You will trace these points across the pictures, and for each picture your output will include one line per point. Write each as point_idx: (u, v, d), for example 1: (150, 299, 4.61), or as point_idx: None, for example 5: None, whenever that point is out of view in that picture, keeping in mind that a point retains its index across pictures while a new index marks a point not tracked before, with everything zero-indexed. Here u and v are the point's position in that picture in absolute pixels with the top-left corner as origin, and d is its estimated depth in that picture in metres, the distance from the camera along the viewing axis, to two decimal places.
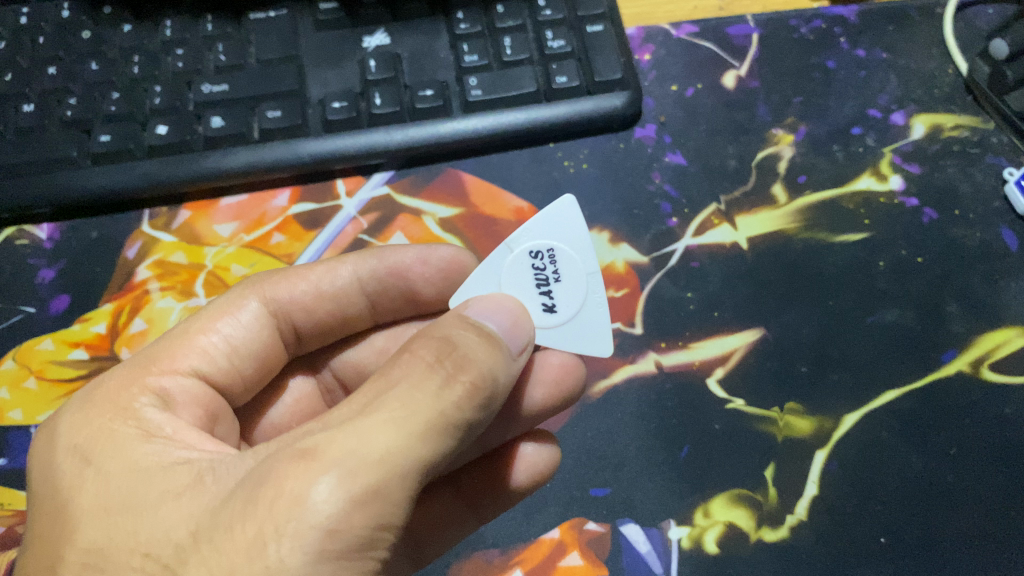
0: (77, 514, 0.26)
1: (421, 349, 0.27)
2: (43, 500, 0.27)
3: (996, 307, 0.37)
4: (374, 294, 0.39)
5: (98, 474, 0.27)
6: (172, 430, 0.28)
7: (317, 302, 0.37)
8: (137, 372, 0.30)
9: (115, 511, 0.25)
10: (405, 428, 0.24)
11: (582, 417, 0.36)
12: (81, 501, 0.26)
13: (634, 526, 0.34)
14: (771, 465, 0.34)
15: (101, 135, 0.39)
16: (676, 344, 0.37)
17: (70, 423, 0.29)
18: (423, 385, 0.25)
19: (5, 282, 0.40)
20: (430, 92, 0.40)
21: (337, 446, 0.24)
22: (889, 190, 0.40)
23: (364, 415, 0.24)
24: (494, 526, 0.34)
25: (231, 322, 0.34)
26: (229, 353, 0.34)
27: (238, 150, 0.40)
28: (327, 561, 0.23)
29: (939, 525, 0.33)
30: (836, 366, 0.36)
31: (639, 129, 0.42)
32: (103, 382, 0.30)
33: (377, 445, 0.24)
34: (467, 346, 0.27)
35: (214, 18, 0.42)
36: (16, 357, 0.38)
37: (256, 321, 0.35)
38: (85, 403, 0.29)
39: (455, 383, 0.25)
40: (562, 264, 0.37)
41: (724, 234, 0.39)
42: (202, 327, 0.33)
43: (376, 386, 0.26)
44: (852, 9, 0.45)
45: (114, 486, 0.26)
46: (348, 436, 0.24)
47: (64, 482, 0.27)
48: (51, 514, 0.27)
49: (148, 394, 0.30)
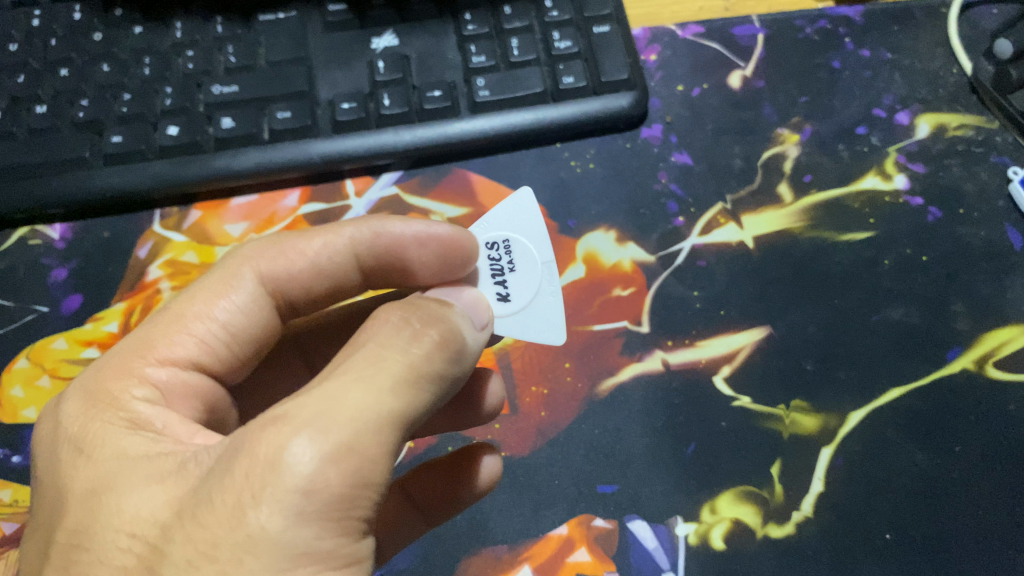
0: (68, 501, 0.26)
1: (389, 313, 0.28)
2: (45, 492, 0.27)
3: (1001, 305, 0.38)
4: (369, 267, 0.36)
5: (88, 460, 0.27)
6: (161, 424, 0.28)
7: (314, 278, 0.35)
8: (133, 359, 0.30)
9: (100, 496, 0.25)
10: (373, 380, 0.25)
11: (589, 413, 0.36)
12: (70, 488, 0.26)
13: (641, 522, 0.34)
14: (777, 462, 0.35)
15: (113, 136, 0.40)
16: (682, 342, 0.37)
17: (69, 414, 0.29)
18: (391, 343, 0.26)
19: (18, 281, 0.40)
20: (438, 93, 0.41)
21: (307, 409, 0.24)
22: (894, 189, 0.40)
23: (334, 376, 0.25)
24: (502, 523, 0.35)
25: (228, 305, 0.33)
26: (226, 338, 0.32)
27: (248, 151, 0.40)
28: (309, 521, 0.23)
29: (944, 522, 0.33)
30: (841, 364, 0.36)
31: (645, 129, 0.43)
32: (102, 371, 0.30)
33: (349, 401, 0.24)
34: (432, 309, 0.28)
35: (224, 20, 0.42)
36: (29, 356, 0.38)
37: (253, 302, 0.33)
38: (83, 392, 0.29)
39: (422, 338, 0.27)
40: (518, 256, 0.37)
41: (729, 233, 0.40)
42: (201, 313, 0.32)
43: (346, 351, 0.26)
44: (856, 9, 0.45)
45: (100, 471, 0.26)
46: (318, 395, 0.24)
47: (57, 470, 0.27)
48: (45, 501, 0.27)
49: (142, 384, 0.30)
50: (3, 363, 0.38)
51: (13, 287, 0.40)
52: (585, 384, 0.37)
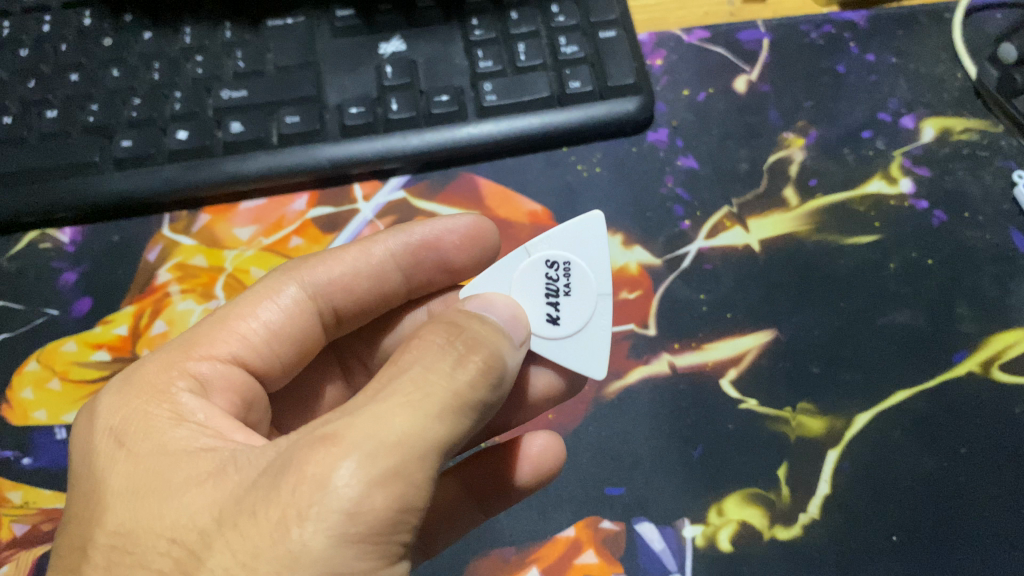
0: (108, 494, 0.26)
1: (434, 336, 0.28)
2: (80, 479, 0.28)
3: (1006, 308, 0.38)
4: (409, 270, 0.38)
5: (129, 458, 0.27)
6: (205, 417, 0.29)
7: (355, 282, 0.37)
8: (171, 357, 0.31)
9: (143, 491, 0.26)
10: (421, 407, 0.25)
11: (597, 416, 0.37)
12: (110, 484, 0.27)
13: (649, 524, 0.34)
14: (784, 464, 0.35)
15: (123, 140, 0.40)
16: (689, 345, 0.37)
17: (106, 411, 0.29)
18: (436, 366, 0.26)
19: (28, 285, 0.40)
20: (446, 98, 0.41)
21: (356, 429, 0.24)
22: (900, 193, 0.41)
23: (380, 398, 0.25)
24: (511, 525, 0.35)
25: (272, 307, 0.34)
26: (269, 337, 0.34)
27: (258, 155, 0.41)
28: (350, 543, 0.23)
29: (951, 523, 0.33)
30: (848, 367, 0.37)
31: (651, 134, 0.43)
32: (140, 365, 0.31)
33: (395, 426, 0.24)
34: (473, 333, 0.28)
35: (233, 25, 0.43)
36: (40, 359, 0.39)
37: (295, 300, 0.35)
38: (124, 385, 0.30)
39: (467, 363, 0.27)
40: (574, 279, 0.37)
41: (735, 236, 0.40)
42: (244, 314, 0.34)
43: (385, 380, 0.26)
44: (861, 14, 0.46)
45: (141, 470, 0.26)
46: (366, 416, 0.24)
47: (98, 464, 0.27)
48: (87, 496, 0.27)
49: (186, 378, 0.30)
50: (14, 367, 0.39)
51: (22, 291, 0.40)
52: (592, 387, 0.37)
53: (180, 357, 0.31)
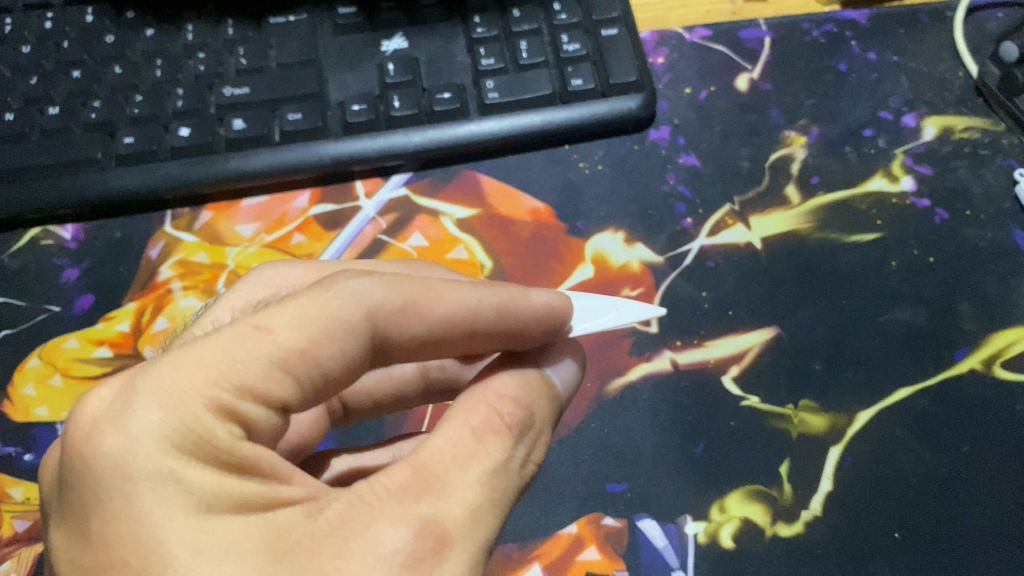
0: (173, 550, 0.20)
1: (508, 413, 0.26)
2: (110, 521, 0.21)
3: (1008, 306, 0.38)
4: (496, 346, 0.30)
5: (202, 513, 0.21)
6: (268, 469, 0.24)
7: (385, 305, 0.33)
8: (213, 383, 0.23)
9: (225, 557, 0.20)
10: (501, 509, 0.24)
11: (599, 413, 0.37)
12: (177, 542, 0.20)
13: (651, 521, 0.34)
14: (786, 461, 0.35)
15: (126, 136, 0.40)
16: (691, 342, 0.37)
17: (154, 434, 0.22)
18: (512, 459, 0.25)
19: (30, 281, 0.40)
20: (448, 95, 0.41)
21: (461, 525, 0.23)
22: (901, 190, 0.41)
23: (470, 487, 0.24)
24: (513, 522, 0.35)
25: (355, 347, 0.25)
26: (318, 381, 0.25)
27: (260, 152, 0.41)
28: None
29: (953, 520, 0.33)
30: (849, 365, 0.37)
31: (653, 132, 0.43)
32: (175, 370, 0.23)
33: (484, 528, 0.23)
34: (537, 413, 0.28)
35: (235, 22, 0.43)
36: (41, 355, 0.39)
37: (358, 340, 0.25)
38: (163, 399, 0.22)
39: (530, 458, 0.26)
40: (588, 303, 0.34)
41: (737, 234, 0.40)
42: (306, 349, 0.24)
43: (461, 456, 0.24)
44: (862, 13, 0.46)
45: (222, 526, 0.21)
46: (461, 511, 0.23)
47: (148, 508, 0.21)
48: (138, 548, 0.20)
49: (223, 421, 0.23)
50: (15, 363, 0.39)
51: (24, 287, 0.40)
52: (594, 384, 0.37)
53: (224, 387, 0.23)
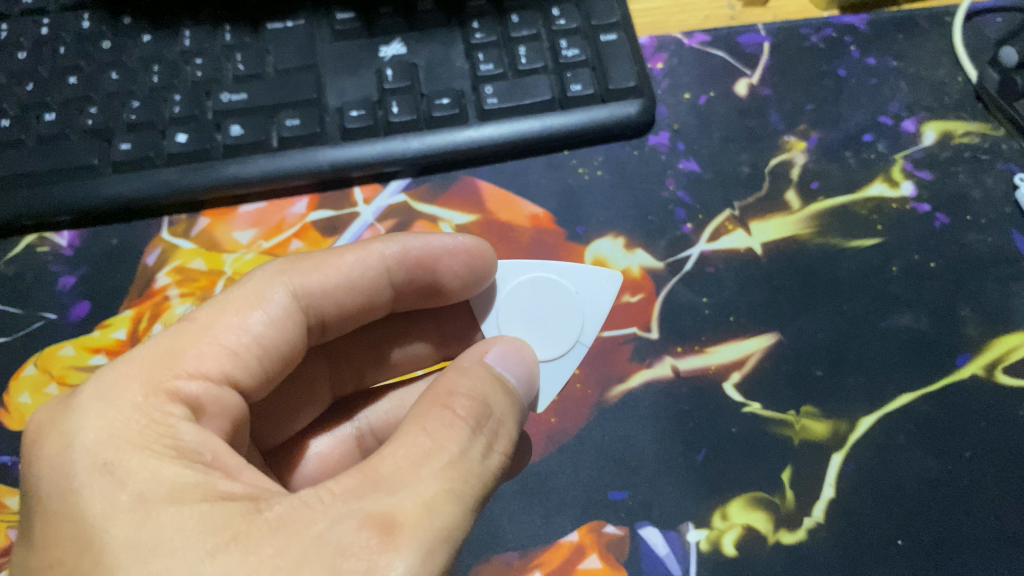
0: (112, 550, 0.23)
1: (460, 407, 0.28)
2: (58, 505, 0.25)
3: (1009, 312, 0.38)
4: (400, 286, 0.37)
5: (137, 505, 0.24)
6: (210, 456, 0.27)
7: (346, 293, 0.36)
8: (158, 371, 0.28)
9: (152, 555, 0.23)
10: (462, 500, 0.26)
11: (599, 421, 0.36)
12: (111, 537, 0.23)
13: (653, 529, 0.34)
14: (789, 467, 0.35)
15: (122, 143, 0.40)
16: (692, 348, 0.37)
17: (90, 427, 0.26)
18: (470, 450, 0.27)
19: (25, 288, 0.40)
20: (447, 101, 0.41)
21: (410, 517, 0.24)
22: (901, 196, 0.40)
23: (420, 479, 0.25)
24: (514, 529, 0.34)
25: (262, 318, 0.32)
26: (256, 352, 0.31)
27: (256, 158, 0.40)
28: None
29: (956, 526, 0.33)
30: (851, 370, 0.36)
31: (653, 137, 0.43)
32: (117, 379, 0.28)
33: (443, 517, 0.25)
34: (498, 409, 0.29)
35: (233, 28, 0.43)
36: (37, 363, 0.38)
37: (284, 312, 0.32)
38: (97, 398, 0.27)
39: (493, 452, 0.28)
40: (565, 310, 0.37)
41: (738, 239, 0.40)
42: (233, 325, 0.31)
43: (419, 453, 0.26)
44: (861, 17, 0.46)
45: (154, 522, 0.24)
46: (414, 503, 0.25)
47: (92, 501, 0.24)
48: (77, 540, 0.24)
49: (177, 407, 0.28)
50: (11, 370, 0.38)
51: (19, 295, 0.40)
52: (594, 391, 0.37)
53: (167, 375, 0.28)
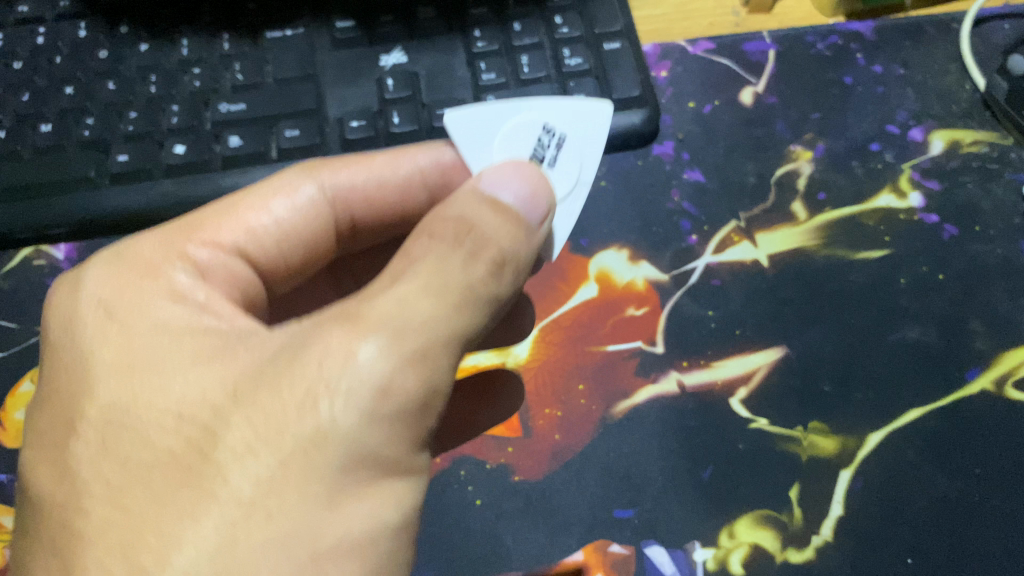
0: (97, 375, 0.25)
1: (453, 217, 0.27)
2: (65, 351, 0.27)
3: (1019, 325, 0.37)
4: (437, 191, 0.35)
5: (123, 368, 0.25)
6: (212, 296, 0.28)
7: (377, 193, 0.35)
8: (173, 237, 0.29)
9: (139, 390, 0.25)
10: (441, 293, 0.25)
11: (603, 437, 0.36)
12: (101, 366, 0.25)
13: (658, 548, 0.33)
14: (796, 485, 0.34)
15: (119, 154, 0.39)
16: (698, 363, 0.37)
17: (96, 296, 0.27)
18: (450, 261, 0.26)
19: (20, 301, 0.39)
20: (448, 111, 0.40)
21: (378, 311, 0.24)
22: (909, 207, 0.40)
23: (393, 282, 0.25)
24: (518, 547, 0.34)
25: (285, 203, 0.32)
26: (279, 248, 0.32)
27: (255, 170, 0.39)
28: (380, 422, 0.24)
29: (966, 545, 0.33)
30: (859, 385, 0.36)
31: (657, 146, 0.42)
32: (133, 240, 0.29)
33: (420, 306, 0.25)
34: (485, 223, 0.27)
35: (231, 37, 0.42)
36: (34, 379, 0.38)
37: (310, 204, 0.32)
38: (114, 257, 0.29)
39: (479, 259, 0.26)
40: (563, 153, 0.35)
41: (743, 251, 0.39)
42: (258, 206, 0.31)
43: (461, 221, 0.27)
44: (868, 24, 0.45)
45: (149, 345, 0.26)
46: (389, 298, 0.25)
47: (92, 343, 0.26)
48: (72, 370, 0.26)
49: (184, 264, 0.28)
50: (8, 387, 0.38)
51: (15, 309, 0.39)
52: (599, 407, 0.36)
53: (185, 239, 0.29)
